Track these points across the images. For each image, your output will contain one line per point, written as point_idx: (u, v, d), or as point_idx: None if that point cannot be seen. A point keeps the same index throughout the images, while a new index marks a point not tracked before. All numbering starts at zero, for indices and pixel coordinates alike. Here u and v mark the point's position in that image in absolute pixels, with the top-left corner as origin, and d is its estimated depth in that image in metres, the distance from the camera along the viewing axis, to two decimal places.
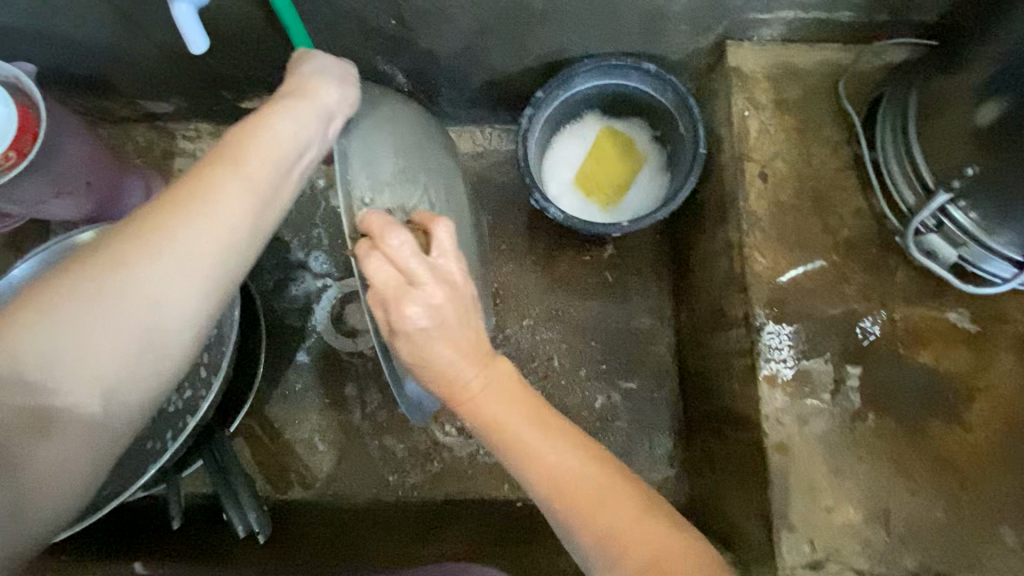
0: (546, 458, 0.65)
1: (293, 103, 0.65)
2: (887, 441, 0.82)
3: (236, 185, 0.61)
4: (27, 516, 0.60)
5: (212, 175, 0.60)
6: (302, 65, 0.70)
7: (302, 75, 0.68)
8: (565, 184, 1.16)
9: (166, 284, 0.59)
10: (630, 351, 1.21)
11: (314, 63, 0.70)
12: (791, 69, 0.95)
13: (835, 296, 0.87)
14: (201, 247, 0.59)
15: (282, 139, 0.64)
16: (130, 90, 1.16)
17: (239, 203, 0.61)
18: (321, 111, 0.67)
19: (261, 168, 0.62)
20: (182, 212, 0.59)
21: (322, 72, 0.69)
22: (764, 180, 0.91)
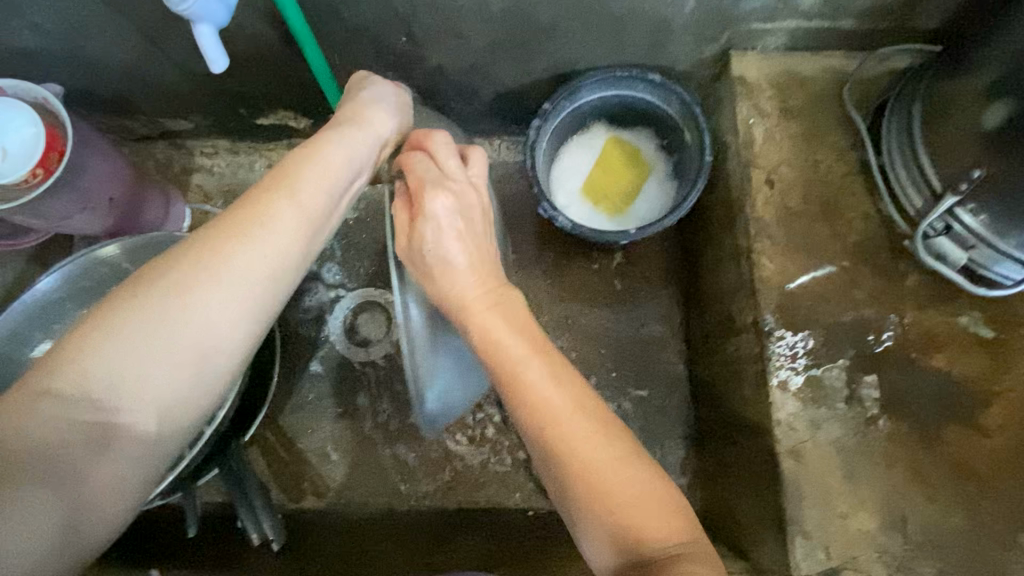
0: (545, 392, 0.61)
1: (349, 126, 0.69)
2: (902, 446, 0.82)
3: (293, 206, 0.62)
4: (84, 535, 0.56)
5: (271, 199, 0.62)
6: (357, 92, 0.74)
7: (356, 101, 0.72)
8: (574, 194, 1.18)
9: (224, 303, 0.59)
10: (641, 360, 1.21)
11: (371, 92, 0.74)
12: (796, 77, 0.96)
13: (846, 301, 0.87)
14: (259, 268, 0.60)
15: (338, 161, 0.66)
16: (151, 109, 1.20)
17: (296, 225, 0.62)
18: (373, 138, 0.70)
19: (318, 192, 0.64)
20: (243, 234, 0.60)
21: (377, 101, 0.73)
22: (770, 186, 0.92)
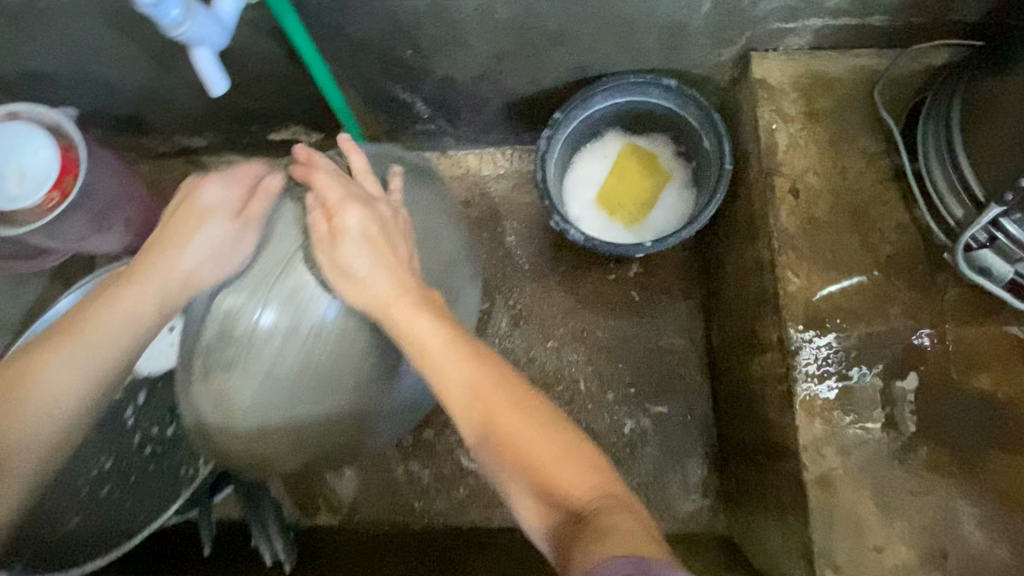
0: (452, 369, 0.66)
1: (166, 267, 0.76)
2: (942, 474, 0.76)
3: (71, 365, 0.73)
4: None
5: (69, 339, 0.74)
6: (189, 211, 0.77)
7: (188, 225, 0.76)
8: (587, 203, 1.14)
9: (20, 453, 0.72)
10: (660, 375, 1.17)
11: (205, 215, 0.76)
12: (822, 78, 0.91)
13: (879, 317, 0.81)
14: (51, 394, 0.72)
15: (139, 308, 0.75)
16: (166, 127, 1.22)
17: (87, 360, 0.74)
18: (185, 274, 0.75)
19: (112, 330, 0.75)
20: (43, 366, 0.73)
21: (207, 230, 0.75)
22: (795, 196, 0.86)
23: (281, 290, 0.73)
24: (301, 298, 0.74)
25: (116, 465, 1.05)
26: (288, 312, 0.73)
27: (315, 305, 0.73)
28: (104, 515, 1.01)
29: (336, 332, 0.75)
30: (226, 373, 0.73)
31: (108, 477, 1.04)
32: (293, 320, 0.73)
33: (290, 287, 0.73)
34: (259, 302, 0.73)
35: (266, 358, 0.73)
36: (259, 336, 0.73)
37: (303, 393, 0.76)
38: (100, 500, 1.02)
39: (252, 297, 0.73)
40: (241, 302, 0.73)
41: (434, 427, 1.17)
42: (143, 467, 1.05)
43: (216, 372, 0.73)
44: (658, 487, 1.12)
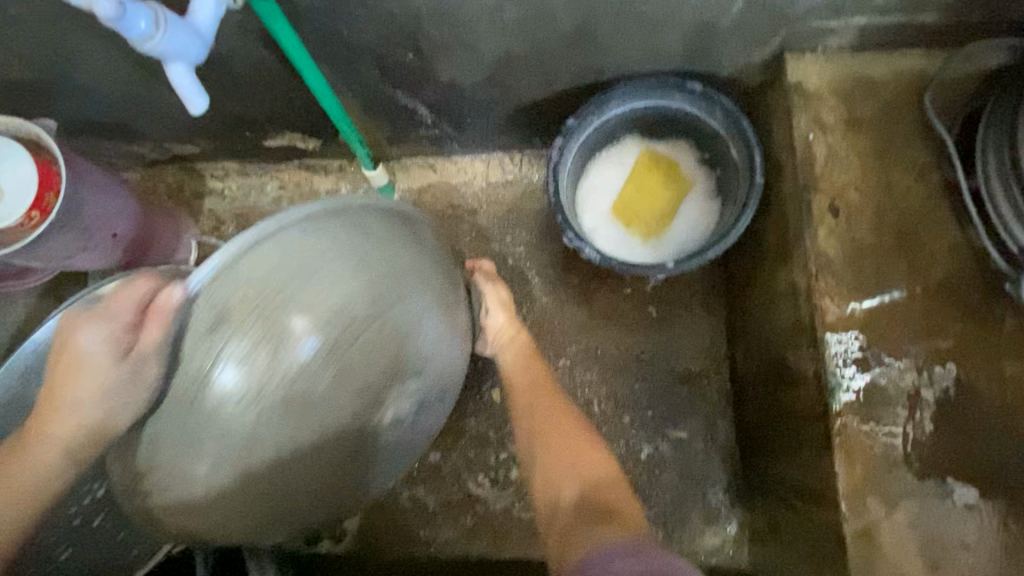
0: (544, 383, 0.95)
1: (67, 418, 0.71)
2: (998, 527, 0.69)
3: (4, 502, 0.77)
4: None
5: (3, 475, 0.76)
6: (69, 359, 0.69)
7: (69, 373, 0.70)
8: (602, 215, 1.07)
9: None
10: (679, 397, 1.10)
11: (92, 350, 0.69)
12: (864, 82, 0.82)
13: (929, 352, 0.74)
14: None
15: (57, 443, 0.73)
16: (156, 134, 1.15)
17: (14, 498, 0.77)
18: (89, 420, 0.72)
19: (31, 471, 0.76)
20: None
21: (94, 364, 0.69)
22: (835, 215, 0.78)
23: (238, 362, 0.68)
24: (263, 371, 0.70)
25: None
26: (264, 382, 0.70)
27: (284, 371, 0.70)
28: (93, 547, 0.98)
29: (315, 398, 0.74)
30: (189, 445, 0.71)
31: None
32: (260, 386, 0.70)
33: (243, 358, 0.68)
34: (206, 359, 0.67)
35: (211, 431, 0.70)
36: (221, 393, 0.69)
37: (278, 454, 0.75)
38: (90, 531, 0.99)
39: (197, 369, 0.68)
40: (186, 376, 0.69)
41: (440, 451, 1.11)
42: None
43: (158, 446, 0.72)
44: (677, 517, 1.06)
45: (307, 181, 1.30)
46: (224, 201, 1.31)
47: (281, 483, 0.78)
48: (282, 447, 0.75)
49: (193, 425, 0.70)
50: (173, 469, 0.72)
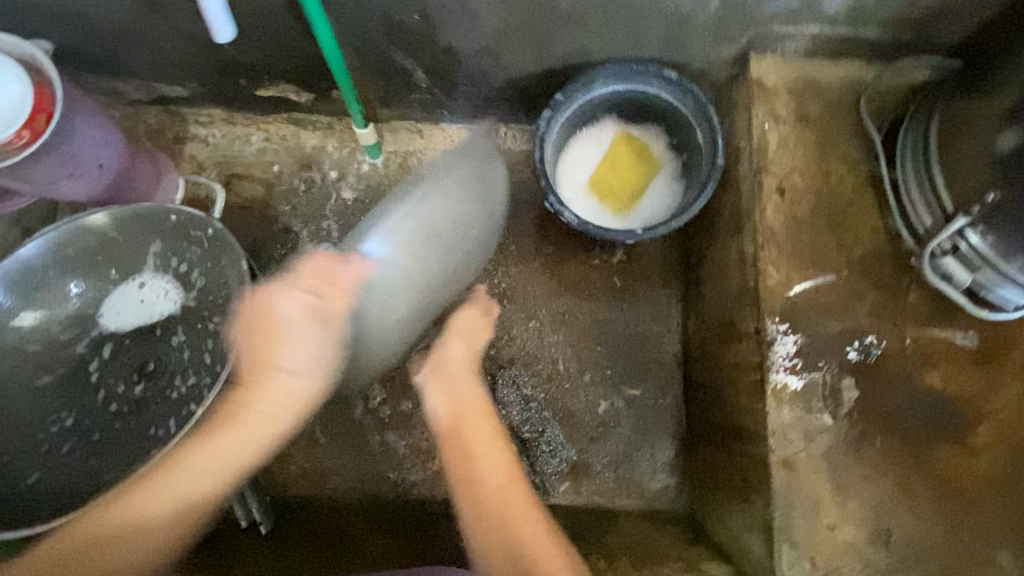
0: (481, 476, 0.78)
1: (270, 393, 0.84)
2: (892, 460, 0.83)
3: (201, 476, 0.81)
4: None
5: (185, 459, 0.81)
6: (264, 322, 0.85)
7: (293, 345, 0.84)
8: (579, 187, 1.17)
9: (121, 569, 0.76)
10: (634, 360, 1.21)
11: (284, 299, 0.83)
12: (813, 84, 0.95)
13: (847, 315, 0.87)
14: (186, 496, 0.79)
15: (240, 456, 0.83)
16: (145, 72, 1.16)
17: (202, 477, 0.81)
18: (291, 373, 0.84)
19: (249, 455, 0.83)
20: (155, 486, 0.79)
21: (287, 314, 0.84)
22: (781, 195, 0.91)
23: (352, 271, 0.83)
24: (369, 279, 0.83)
25: (78, 420, 1.07)
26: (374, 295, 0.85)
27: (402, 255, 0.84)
28: (71, 470, 1.03)
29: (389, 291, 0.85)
30: (319, 303, 0.82)
31: (69, 432, 1.07)
32: (376, 264, 0.83)
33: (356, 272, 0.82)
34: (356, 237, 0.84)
35: (338, 308, 0.82)
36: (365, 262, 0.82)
37: (379, 326, 0.87)
38: (63, 457, 1.04)
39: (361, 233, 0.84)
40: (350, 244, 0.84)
41: (411, 400, 1.18)
42: (112, 424, 1.08)
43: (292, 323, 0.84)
44: (626, 466, 1.17)
45: (294, 135, 1.33)
46: (207, 147, 1.32)
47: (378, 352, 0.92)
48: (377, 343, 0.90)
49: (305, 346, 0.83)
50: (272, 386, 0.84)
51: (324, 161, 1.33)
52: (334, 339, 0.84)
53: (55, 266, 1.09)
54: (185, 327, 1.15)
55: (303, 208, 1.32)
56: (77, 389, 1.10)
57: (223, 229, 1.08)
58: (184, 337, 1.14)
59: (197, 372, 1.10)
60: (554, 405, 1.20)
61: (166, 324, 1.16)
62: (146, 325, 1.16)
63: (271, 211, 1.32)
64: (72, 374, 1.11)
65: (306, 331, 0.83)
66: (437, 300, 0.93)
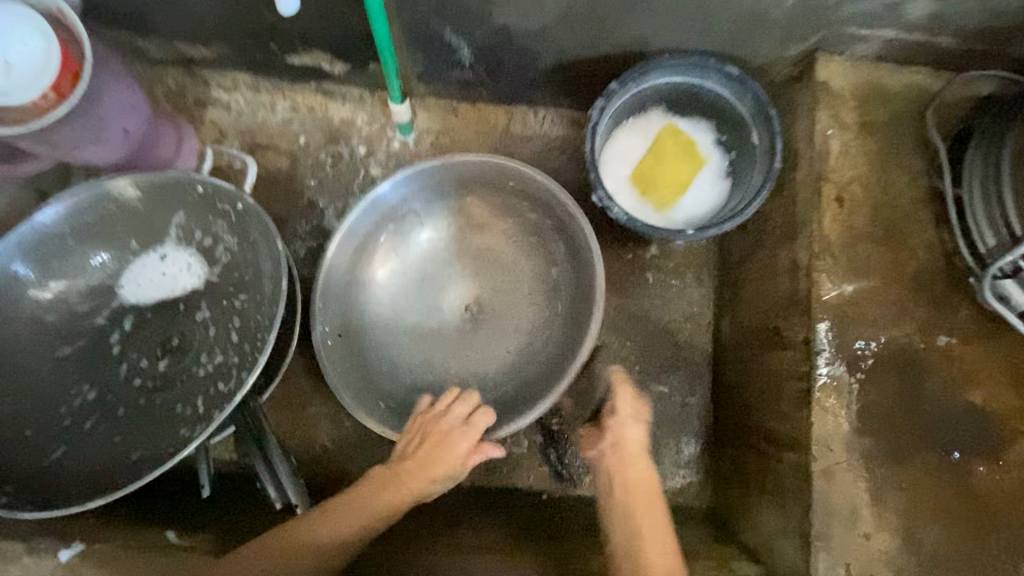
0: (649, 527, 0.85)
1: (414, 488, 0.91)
2: (927, 473, 0.84)
3: (349, 532, 0.85)
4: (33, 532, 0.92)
5: (349, 514, 0.86)
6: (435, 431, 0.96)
7: (449, 457, 0.93)
8: (621, 179, 1.13)
9: None
10: (665, 355, 1.20)
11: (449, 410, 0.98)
12: (879, 90, 0.92)
13: (897, 329, 0.87)
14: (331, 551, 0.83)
15: (384, 510, 0.88)
16: (170, 32, 1.10)
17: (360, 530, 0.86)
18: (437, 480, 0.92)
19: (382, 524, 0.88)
20: (320, 526, 0.84)
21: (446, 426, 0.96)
22: (840, 205, 0.89)
23: (348, 247, 1.10)
24: (382, 247, 1.15)
25: (101, 395, 1.04)
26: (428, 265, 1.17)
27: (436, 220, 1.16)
28: (93, 449, 1.00)
29: (403, 247, 1.16)
30: (385, 216, 1.13)
31: (91, 407, 1.03)
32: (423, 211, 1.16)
33: (385, 230, 1.14)
34: (427, 194, 1.14)
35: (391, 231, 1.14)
36: (420, 210, 1.15)
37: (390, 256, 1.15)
38: (85, 433, 1.01)
39: (429, 192, 1.14)
40: (422, 196, 1.14)
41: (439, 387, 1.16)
42: (135, 400, 1.04)
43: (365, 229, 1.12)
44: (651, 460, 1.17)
45: (323, 106, 1.27)
46: (229, 114, 1.26)
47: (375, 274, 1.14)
48: (486, 348, 1.16)
49: (397, 324, 1.15)
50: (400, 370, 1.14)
51: (352, 135, 1.27)
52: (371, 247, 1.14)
53: (72, 235, 1.04)
54: (209, 302, 1.10)
55: (329, 184, 1.27)
56: (97, 362, 1.07)
57: (255, 206, 1.03)
58: (209, 313, 1.10)
59: (223, 351, 1.06)
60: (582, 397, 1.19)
61: (189, 299, 1.11)
62: (169, 299, 1.11)
63: (295, 184, 1.26)
64: (92, 346, 1.07)
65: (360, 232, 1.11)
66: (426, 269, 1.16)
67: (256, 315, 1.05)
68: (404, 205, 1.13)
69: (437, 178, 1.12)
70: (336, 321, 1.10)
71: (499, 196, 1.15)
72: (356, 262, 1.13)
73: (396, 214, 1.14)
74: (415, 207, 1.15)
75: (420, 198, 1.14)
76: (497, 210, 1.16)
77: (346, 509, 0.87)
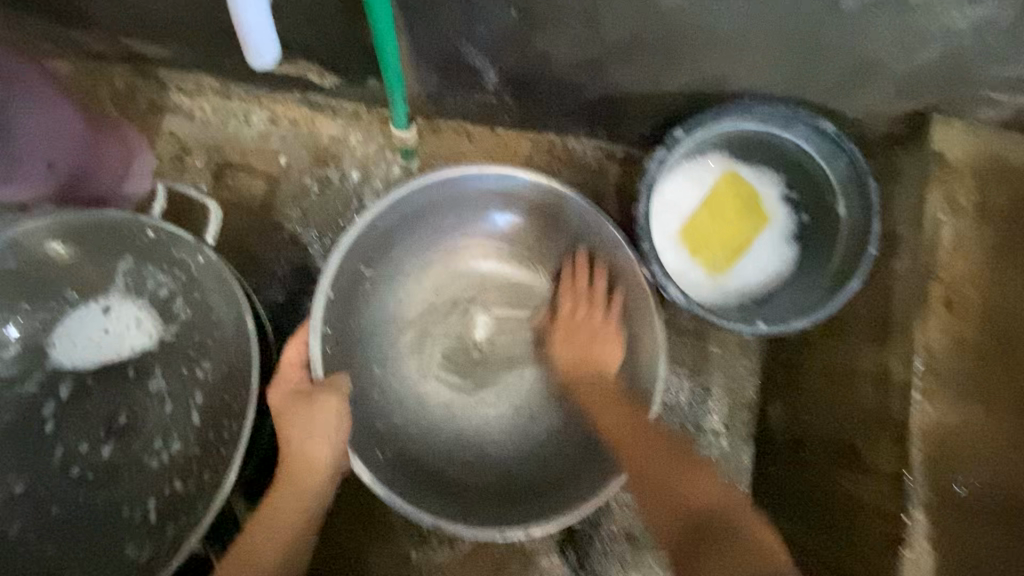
0: (626, 419, 0.76)
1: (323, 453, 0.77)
2: None
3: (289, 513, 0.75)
4: None
5: (279, 501, 0.75)
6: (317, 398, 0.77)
7: (316, 438, 0.76)
8: (668, 236, 0.92)
9: None
10: (716, 445, 1.00)
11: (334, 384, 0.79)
12: (1002, 165, 0.76)
13: (1006, 466, 0.72)
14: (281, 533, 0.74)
15: (294, 514, 0.75)
16: (115, 25, 0.88)
17: (301, 507, 0.75)
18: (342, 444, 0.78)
19: (318, 485, 0.77)
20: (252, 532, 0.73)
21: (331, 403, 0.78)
22: (948, 309, 0.73)
23: (357, 260, 0.84)
24: (394, 262, 0.91)
25: (29, 488, 0.85)
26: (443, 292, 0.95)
27: (490, 233, 0.94)
28: (18, 559, 0.81)
29: (417, 266, 0.93)
30: (444, 202, 0.88)
31: (16, 505, 0.83)
32: (475, 217, 0.92)
33: (438, 215, 0.90)
34: (480, 204, 0.90)
35: (450, 211, 0.90)
36: (469, 218, 0.92)
37: (433, 256, 0.94)
38: (7, 540, 0.82)
39: (484, 206, 0.91)
40: (476, 206, 0.91)
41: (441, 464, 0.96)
42: (71, 496, 0.85)
43: (427, 204, 0.87)
44: None
45: (308, 120, 1.04)
46: (192, 124, 1.02)
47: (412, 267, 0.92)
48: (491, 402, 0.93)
49: (401, 360, 0.93)
50: (397, 420, 0.90)
51: (344, 156, 1.04)
52: (420, 227, 0.90)
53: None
54: (162, 371, 0.89)
55: (315, 216, 1.03)
56: (24, 444, 0.86)
57: (220, 262, 0.80)
58: (164, 383, 0.89)
59: (182, 437, 0.86)
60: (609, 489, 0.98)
61: (139, 363, 0.90)
62: (114, 362, 0.90)
63: (273, 215, 1.03)
64: (19, 424, 0.87)
65: (419, 202, 0.86)
66: (468, 284, 0.96)
67: (224, 395, 0.85)
68: (428, 213, 0.89)
69: (466, 196, 0.89)
70: (336, 359, 0.84)
71: (536, 225, 0.93)
72: (401, 233, 0.88)
73: (418, 224, 0.90)
74: (438, 221, 0.91)
75: (474, 204, 0.90)
76: (532, 243, 0.94)
77: (266, 514, 0.74)
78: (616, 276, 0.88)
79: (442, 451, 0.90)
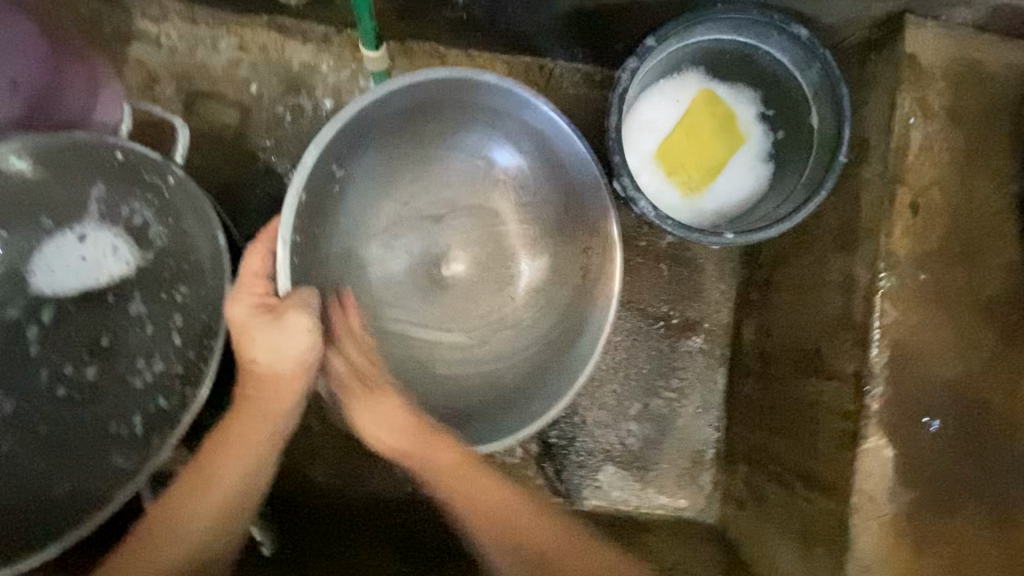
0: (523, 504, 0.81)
1: (291, 373, 0.75)
2: (977, 523, 0.73)
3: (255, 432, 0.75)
4: None
5: (246, 419, 0.74)
6: (281, 315, 0.73)
7: (284, 360, 0.74)
8: (644, 155, 0.91)
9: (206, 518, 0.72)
10: (689, 365, 1.02)
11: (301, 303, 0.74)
12: (973, 69, 0.75)
13: (961, 364, 0.74)
14: (247, 450, 0.74)
15: (261, 434, 0.75)
16: None
17: (268, 425, 0.75)
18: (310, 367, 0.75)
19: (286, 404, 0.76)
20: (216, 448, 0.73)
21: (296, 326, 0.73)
22: (913, 213, 0.74)
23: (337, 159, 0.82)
24: (372, 167, 0.88)
25: (18, 408, 0.87)
26: (412, 206, 0.94)
27: (470, 148, 0.92)
28: (12, 473, 0.84)
29: (392, 174, 0.91)
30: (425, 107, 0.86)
31: (8, 423, 0.86)
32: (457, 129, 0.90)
33: (421, 121, 0.88)
34: (462, 114, 0.88)
35: (434, 117, 0.88)
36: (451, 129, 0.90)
37: (414, 164, 0.92)
38: (0, 456, 0.85)
39: (467, 116, 0.88)
40: (459, 116, 0.88)
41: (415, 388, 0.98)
42: (60, 415, 0.87)
43: (410, 107, 0.85)
44: (662, 482, 1.01)
45: (277, 45, 1.01)
46: (159, 51, 1.00)
47: (389, 177, 0.91)
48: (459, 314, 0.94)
49: (367, 271, 0.92)
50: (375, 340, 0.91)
51: (315, 83, 1.02)
52: (400, 132, 0.88)
53: None
54: (141, 296, 0.90)
55: (289, 144, 1.02)
56: (11, 368, 0.88)
57: (189, 180, 0.79)
58: (144, 307, 0.90)
59: (164, 357, 0.88)
60: (584, 409, 1.01)
61: (119, 289, 0.91)
62: (93, 289, 0.91)
63: (246, 145, 1.01)
64: (5, 346, 0.89)
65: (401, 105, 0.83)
66: (448, 198, 0.94)
67: (202, 315, 0.86)
68: (405, 117, 0.86)
69: (448, 96, 0.85)
70: (304, 267, 0.82)
71: (519, 139, 0.90)
72: (382, 137, 0.86)
73: (398, 127, 0.87)
74: (415, 127, 0.88)
75: (456, 112, 0.88)
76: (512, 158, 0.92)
77: (231, 432, 0.74)
78: (576, 185, 0.89)
79: (419, 372, 0.91)
